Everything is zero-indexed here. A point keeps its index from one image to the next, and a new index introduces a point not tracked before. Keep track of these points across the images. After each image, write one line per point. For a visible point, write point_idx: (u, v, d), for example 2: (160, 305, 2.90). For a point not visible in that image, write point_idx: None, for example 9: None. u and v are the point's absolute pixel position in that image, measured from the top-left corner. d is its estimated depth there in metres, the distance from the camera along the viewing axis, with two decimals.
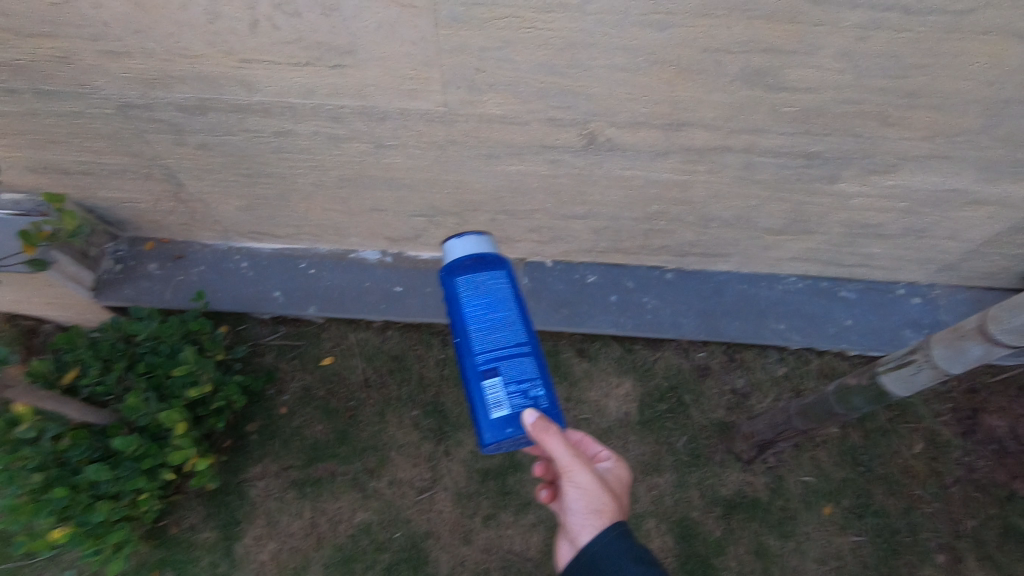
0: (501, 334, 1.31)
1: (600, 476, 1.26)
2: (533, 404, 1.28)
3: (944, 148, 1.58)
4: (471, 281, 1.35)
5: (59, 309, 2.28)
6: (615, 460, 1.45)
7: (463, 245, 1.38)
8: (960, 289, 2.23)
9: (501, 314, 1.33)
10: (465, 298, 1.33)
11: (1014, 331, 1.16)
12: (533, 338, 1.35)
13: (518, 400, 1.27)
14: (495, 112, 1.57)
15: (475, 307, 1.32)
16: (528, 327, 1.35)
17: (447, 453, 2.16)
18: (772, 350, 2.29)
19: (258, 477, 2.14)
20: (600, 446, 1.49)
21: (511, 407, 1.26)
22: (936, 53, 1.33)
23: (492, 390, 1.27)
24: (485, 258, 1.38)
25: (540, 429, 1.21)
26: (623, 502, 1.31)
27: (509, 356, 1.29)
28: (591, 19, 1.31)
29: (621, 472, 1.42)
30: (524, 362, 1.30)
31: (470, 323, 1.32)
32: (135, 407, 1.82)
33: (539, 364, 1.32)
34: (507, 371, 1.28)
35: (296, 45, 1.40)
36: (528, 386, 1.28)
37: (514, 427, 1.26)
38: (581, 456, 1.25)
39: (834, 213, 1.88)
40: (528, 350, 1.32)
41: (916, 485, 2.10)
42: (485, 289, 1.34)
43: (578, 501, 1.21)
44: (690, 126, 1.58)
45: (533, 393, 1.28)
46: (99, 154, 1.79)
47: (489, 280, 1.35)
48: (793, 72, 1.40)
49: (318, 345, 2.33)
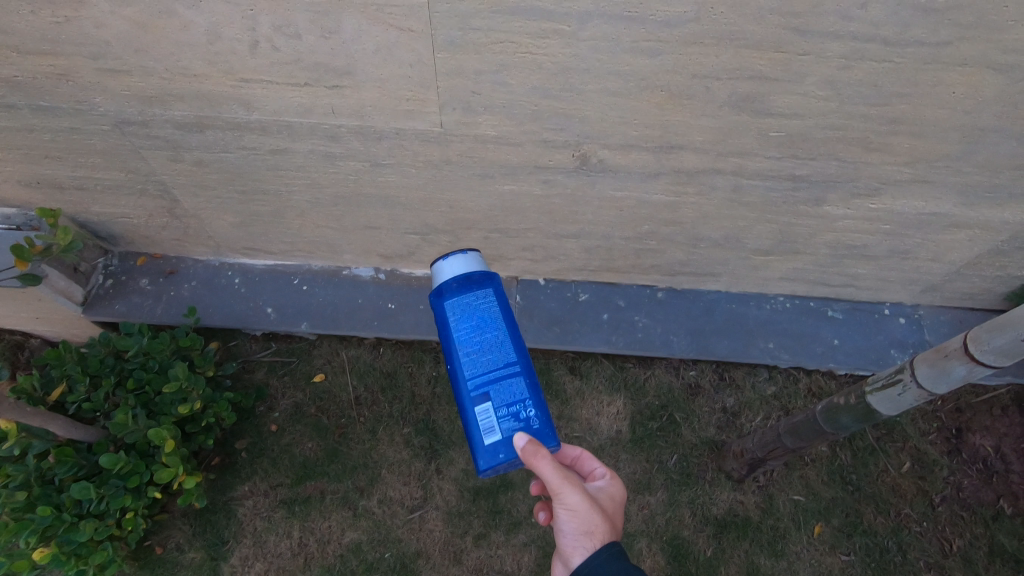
0: (491, 357, 1.31)
1: (592, 497, 1.25)
2: (524, 426, 1.29)
3: (925, 172, 1.63)
4: (459, 304, 1.35)
5: (47, 324, 2.26)
6: (610, 476, 1.44)
7: (449, 266, 1.38)
8: (943, 309, 2.28)
9: (490, 336, 1.33)
10: (455, 322, 1.34)
11: (995, 351, 1.19)
12: (523, 357, 1.35)
13: (509, 424, 1.28)
14: (489, 133, 1.60)
15: (464, 332, 1.33)
16: (517, 346, 1.35)
17: (438, 472, 2.15)
18: (761, 369, 2.32)
19: (246, 495, 2.12)
20: (596, 462, 1.48)
21: (502, 431, 1.28)
22: (916, 82, 1.39)
23: (484, 415, 1.28)
24: (472, 278, 1.38)
25: (530, 454, 1.20)
26: (617, 521, 1.30)
27: (498, 380, 1.30)
28: (584, 45, 1.35)
29: (618, 490, 1.40)
30: (514, 383, 1.31)
31: (460, 348, 1.33)
32: (123, 425, 1.81)
33: (530, 384, 1.32)
34: (497, 394, 1.29)
35: (295, 66, 1.43)
36: (519, 407, 1.29)
37: (506, 452, 1.27)
38: (573, 477, 1.24)
39: (820, 235, 1.92)
40: (518, 371, 1.32)
41: (904, 504, 2.12)
42: (474, 312, 1.34)
43: (570, 522, 1.21)
44: (680, 149, 1.62)
45: (524, 415, 1.29)
46: (94, 170, 1.80)
47: (477, 301, 1.35)
48: (778, 99, 1.45)
49: (310, 362, 2.32)
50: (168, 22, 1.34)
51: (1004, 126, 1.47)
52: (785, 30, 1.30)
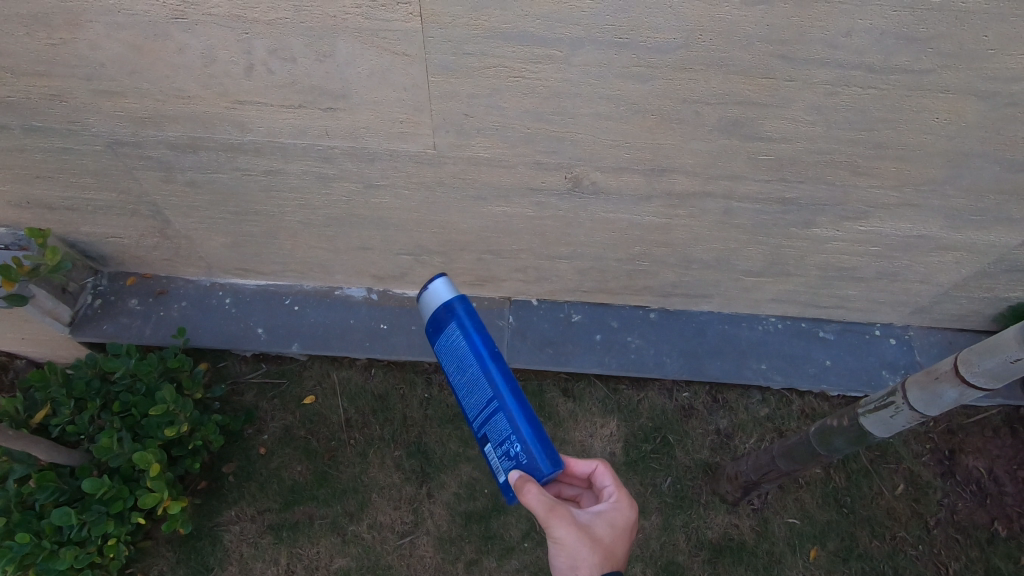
0: (476, 397, 1.29)
1: (584, 532, 1.20)
2: (518, 462, 1.23)
3: (912, 196, 1.66)
4: (440, 348, 1.35)
5: (33, 345, 2.23)
6: (619, 497, 1.35)
7: (425, 307, 1.38)
8: (933, 331, 2.29)
9: (471, 374, 1.30)
10: (447, 369, 1.37)
11: (985, 373, 1.19)
12: (504, 388, 1.26)
13: (504, 464, 1.25)
14: (482, 155, 1.61)
15: (455, 376, 1.35)
16: (493, 377, 1.27)
17: (430, 496, 2.12)
18: (754, 391, 2.31)
19: (233, 521, 2.07)
20: (610, 477, 1.38)
21: (503, 473, 1.25)
22: (900, 108, 1.42)
23: (486, 458, 1.29)
24: (438, 317, 1.35)
25: (516, 489, 1.17)
26: (616, 551, 1.24)
27: (487, 419, 1.28)
28: (575, 71, 1.38)
29: (625, 512, 1.32)
30: (498, 420, 1.25)
31: (456, 392, 1.35)
32: (108, 448, 1.77)
33: (511, 417, 1.24)
34: (489, 436, 1.27)
35: (290, 88, 1.44)
36: (507, 444, 1.24)
37: (507, 494, 1.24)
38: (564, 509, 1.19)
39: (810, 257, 1.93)
40: (498, 406, 1.25)
41: (899, 527, 2.10)
42: (453, 353, 1.33)
43: (559, 558, 1.18)
44: (671, 172, 1.64)
45: (513, 451, 1.23)
46: (85, 190, 1.79)
47: (449, 341, 1.32)
48: (767, 123, 1.47)
49: (300, 384, 2.29)
50: (164, 45, 1.35)
51: (987, 151, 1.50)
52: (772, 57, 1.32)
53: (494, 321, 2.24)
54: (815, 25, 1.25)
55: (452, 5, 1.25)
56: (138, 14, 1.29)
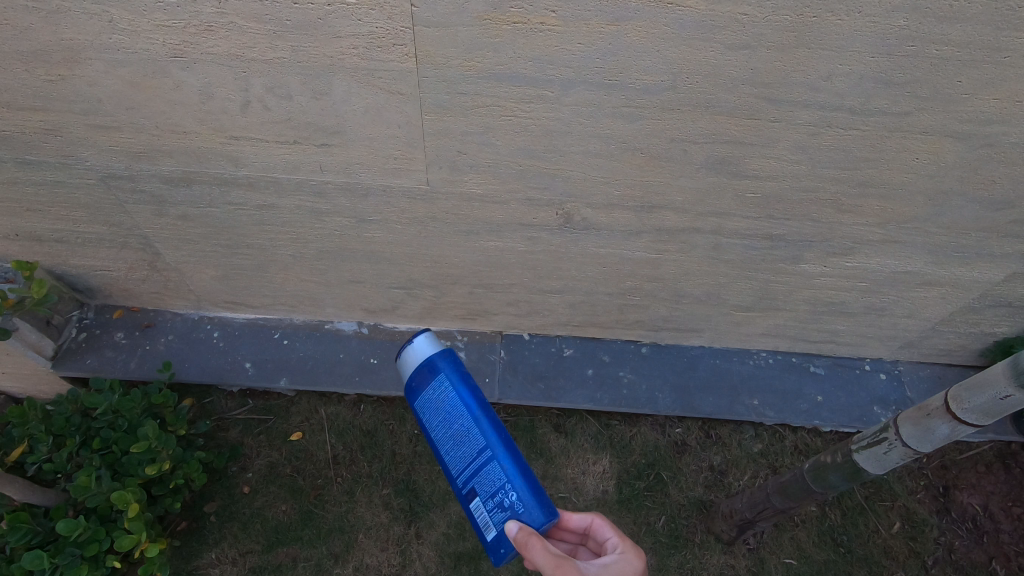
0: (465, 450, 1.29)
1: None
2: (511, 513, 1.22)
3: (895, 233, 1.70)
4: (424, 406, 1.36)
5: (13, 379, 2.18)
6: (626, 546, 1.28)
7: (407, 367, 1.40)
8: (923, 366, 2.31)
9: (458, 428, 1.31)
10: (428, 421, 1.36)
11: (976, 410, 1.20)
12: (494, 437, 1.28)
13: (499, 516, 1.23)
14: (474, 191, 1.64)
15: (439, 426, 1.34)
16: (486, 427, 1.29)
17: (418, 536, 2.06)
18: (747, 426, 2.29)
19: (213, 563, 1.99)
20: (610, 529, 1.32)
21: (496, 526, 1.23)
22: (881, 149, 1.46)
23: (477, 513, 1.26)
24: (425, 367, 1.36)
25: (523, 541, 1.14)
26: None
27: (476, 472, 1.27)
28: (567, 110, 1.41)
29: (634, 561, 1.24)
30: (491, 470, 1.25)
31: (441, 448, 1.35)
32: (85, 487, 1.72)
33: (505, 466, 1.25)
34: (480, 488, 1.26)
35: (285, 125, 1.46)
36: (501, 495, 1.23)
37: (506, 547, 1.22)
38: (570, 562, 1.12)
39: (798, 292, 1.95)
40: (491, 456, 1.26)
41: (897, 567, 2.07)
42: (436, 408, 1.34)
43: None
44: (660, 209, 1.66)
45: (508, 501, 1.22)
46: (76, 224, 1.79)
47: (432, 395, 1.35)
48: (753, 161, 1.51)
49: (287, 420, 2.25)
50: (162, 81, 1.37)
51: (966, 189, 1.55)
52: (757, 99, 1.36)
53: (486, 355, 2.23)
54: (797, 69, 1.30)
55: (447, 46, 1.28)
56: (137, 52, 1.32)
